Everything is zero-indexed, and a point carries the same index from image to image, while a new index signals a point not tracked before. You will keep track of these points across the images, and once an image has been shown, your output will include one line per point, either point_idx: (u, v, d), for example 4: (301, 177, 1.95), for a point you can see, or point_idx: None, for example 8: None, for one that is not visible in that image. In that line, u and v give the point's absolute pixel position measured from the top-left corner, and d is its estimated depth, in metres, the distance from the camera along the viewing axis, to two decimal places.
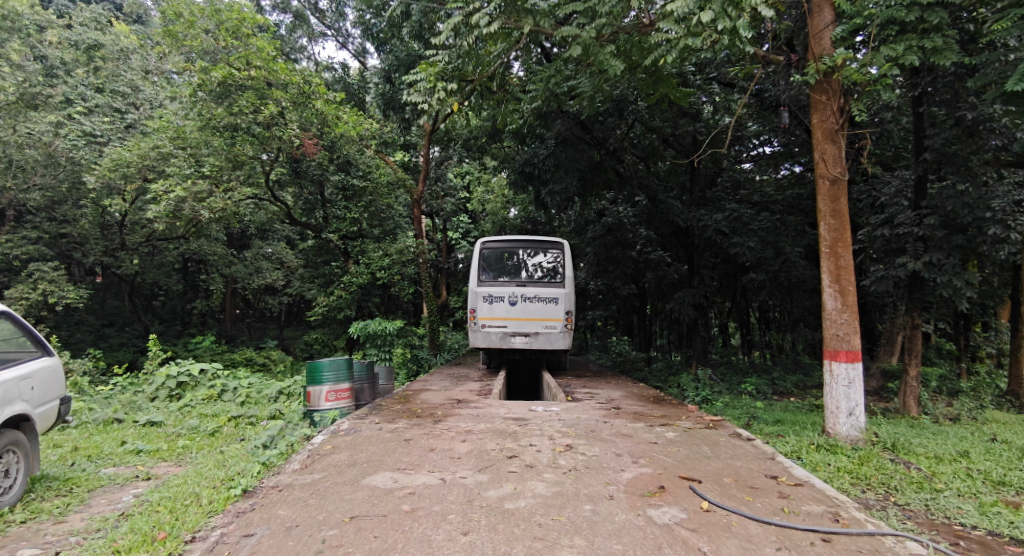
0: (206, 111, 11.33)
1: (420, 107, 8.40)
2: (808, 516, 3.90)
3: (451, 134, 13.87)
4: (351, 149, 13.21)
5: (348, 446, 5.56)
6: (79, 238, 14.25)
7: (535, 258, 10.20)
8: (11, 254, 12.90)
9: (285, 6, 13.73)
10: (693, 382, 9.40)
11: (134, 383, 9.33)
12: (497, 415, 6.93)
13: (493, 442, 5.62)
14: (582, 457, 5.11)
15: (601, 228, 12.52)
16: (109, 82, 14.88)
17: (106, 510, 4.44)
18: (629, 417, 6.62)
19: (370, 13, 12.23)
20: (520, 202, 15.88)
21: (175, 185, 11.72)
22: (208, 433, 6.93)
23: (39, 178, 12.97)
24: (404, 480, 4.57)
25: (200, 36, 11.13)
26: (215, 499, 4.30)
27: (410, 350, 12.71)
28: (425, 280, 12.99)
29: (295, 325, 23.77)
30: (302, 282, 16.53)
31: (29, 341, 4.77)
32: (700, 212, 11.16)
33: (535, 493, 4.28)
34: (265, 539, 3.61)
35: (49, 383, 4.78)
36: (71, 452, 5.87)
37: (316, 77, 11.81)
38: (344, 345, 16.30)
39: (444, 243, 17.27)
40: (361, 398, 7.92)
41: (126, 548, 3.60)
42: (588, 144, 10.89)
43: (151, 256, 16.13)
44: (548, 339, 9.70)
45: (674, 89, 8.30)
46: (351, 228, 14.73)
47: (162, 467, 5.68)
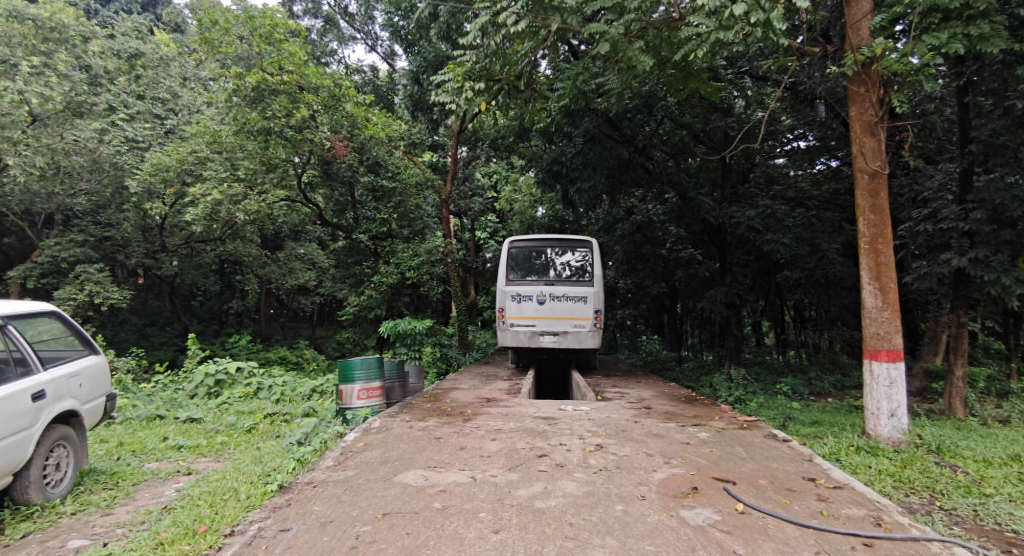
0: (241, 116, 11.52)
1: (448, 108, 8.46)
2: (848, 519, 3.80)
3: (479, 134, 13.95)
4: (380, 150, 13.36)
5: (380, 443, 5.62)
6: (122, 240, 14.81)
7: (563, 256, 10.16)
8: (59, 256, 13.48)
9: (316, 11, 14.01)
10: (725, 382, 9.24)
11: (175, 381, 9.62)
12: (526, 415, 6.90)
13: (523, 442, 5.62)
14: (613, 457, 5.07)
15: (630, 226, 12.26)
16: (149, 89, 15.52)
17: (150, 503, 4.59)
18: (661, 417, 6.54)
19: (398, 15, 12.32)
20: (548, 201, 15.86)
21: (212, 188, 12.10)
22: (245, 430, 7.11)
23: (85, 183, 13.46)
24: (435, 479, 4.60)
25: (234, 42, 11.35)
26: (253, 495, 4.41)
27: (439, 349, 12.83)
28: (454, 280, 13.06)
29: (328, 325, 24.13)
30: (334, 283, 16.78)
31: (77, 341, 5.00)
32: (732, 209, 10.92)
33: (566, 493, 4.26)
34: (301, 534, 3.68)
35: (95, 380, 4.97)
36: (116, 447, 6.08)
37: (346, 80, 11.98)
38: (374, 344, 16.51)
39: (472, 243, 17.34)
40: (392, 397, 8.02)
41: (169, 541, 3.71)
42: (617, 141, 10.83)
43: (190, 258, 16.57)
44: (577, 339, 9.65)
45: (705, 84, 8.18)
46: (381, 229, 14.91)
47: (202, 462, 5.84)
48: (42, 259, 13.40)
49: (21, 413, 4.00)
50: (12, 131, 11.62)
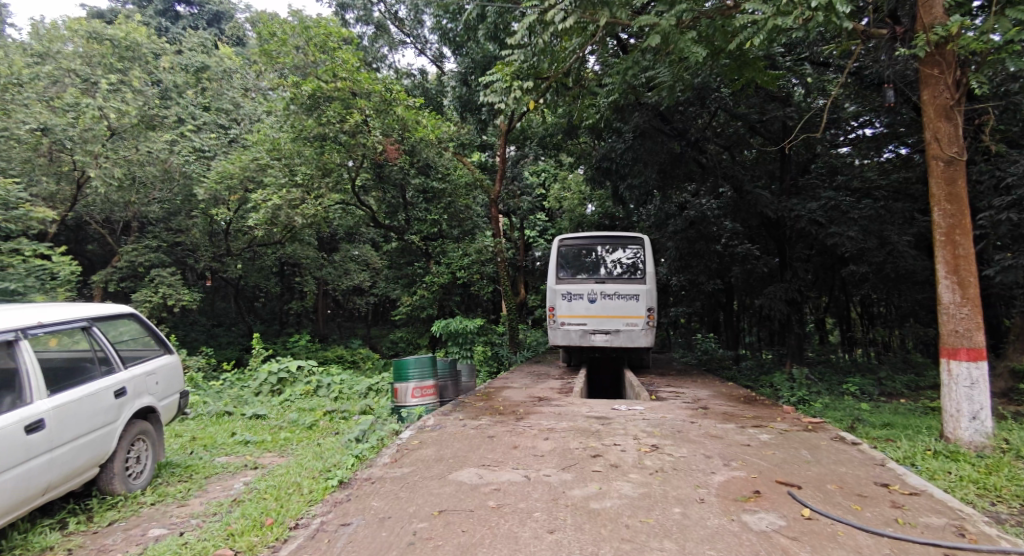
0: (299, 123, 12.04)
1: (496, 108, 8.47)
2: (927, 528, 3.58)
3: (527, 133, 14.01)
4: (430, 151, 13.58)
5: (435, 441, 5.72)
6: (191, 246, 15.64)
7: (613, 254, 10.02)
8: (136, 261, 14.38)
9: (367, 18, 14.20)
10: (787, 381, 8.90)
11: (241, 379, 10.07)
12: (579, 414, 6.85)
13: (577, 441, 5.58)
14: (670, 458, 4.96)
15: (684, 222, 11.95)
16: (214, 100, 16.29)
17: (221, 496, 4.82)
18: (719, 418, 6.37)
19: (447, 18, 12.25)
20: (599, 198, 15.73)
21: (273, 194, 12.63)
22: (307, 426, 7.37)
23: (157, 192, 14.28)
24: (489, 477, 4.64)
25: (291, 52, 11.81)
26: (315, 489, 4.56)
27: (490, 348, 12.95)
28: (504, 280, 13.11)
29: (382, 324, 24.66)
30: (387, 283, 17.16)
31: (153, 341, 5.32)
32: (792, 202, 10.49)
33: (621, 494, 4.20)
34: (361, 529, 3.78)
35: (170, 379, 5.27)
36: (190, 442, 6.43)
37: (397, 85, 12.19)
38: (427, 344, 16.78)
39: (522, 242, 17.32)
40: (446, 395, 8.13)
41: (238, 532, 3.87)
42: (669, 136, 10.64)
43: (253, 261, 17.22)
44: (630, 337, 9.51)
45: (762, 73, 7.89)
46: (431, 230, 15.18)
47: (267, 457, 6.09)
48: (122, 264, 14.31)
49: (105, 409, 4.27)
50: (93, 145, 12.39)
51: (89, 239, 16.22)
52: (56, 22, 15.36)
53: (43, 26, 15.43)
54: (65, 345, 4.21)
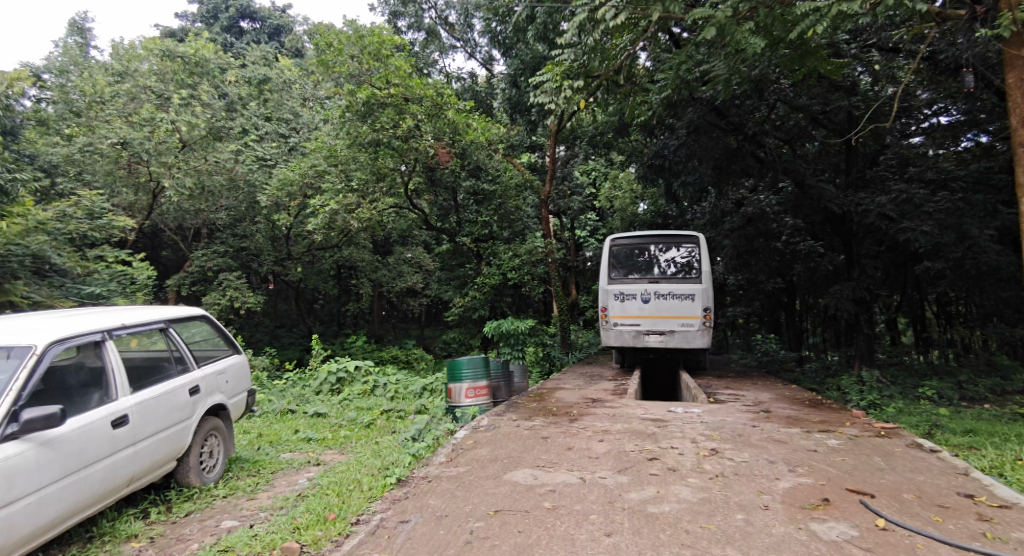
0: (354, 130, 12.37)
1: (546, 108, 8.52)
2: (1019, 544, 3.32)
3: (577, 132, 13.99)
4: (480, 154, 13.74)
5: (489, 441, 5.76)
6: (256, 250, 16.32)
7: (667, 253, 9.81)
8: (206, 266, 15.15)
9: (418, 24, 14.47)
10: (856, 384, 8.49)
11: (302, 378, 10.45)
12: (634, 416, 6.76)
13: (632, 443, 5.50)
14: (730, 463, 4.81)
15: (741, 219, 11.60)
16: (275, 111, 17.00)
17: (287, 490, 5.02)
18: (782, 422, 6.13)
19: (496, 21, 12.32)
20: (651, 196, 15.45)
21: (330, 199, 13.07)
22: (365, 425, 7.57)
23: (224, 200, 14.81)
24: (543, 478, 4.63)
25: (347, 61, 12.11)
26: (375, 486, 4.68)
27: (543, 348, 12.96)
28: (555, 280, 13.07)
29: (435, 325, 25.03)
30: (440, 285, 17.43)
31: (222, 342, 5.59)
32: (859, 195, 10.00)
33: (680, 499, 4.10)
34: (419, 527, 3.85)
35: (239, 377, 5.54)
36: (257, 438, 6.72)
37: (448, 89, 12.39)
38: (479, 344, 16.96)
39: (573, 242, 17.28)
40: (499, 396, 8.17)
41: (304, 525, 4.01)
42: (725, 130, 10.36)
43: (312, 264, 17.81)
44: (686, 338, 9.29)
45: (825, 62, 7.55)
46: (482, 231, 15.37)
47: (329, 454, 6.31)
48: (193, 269, 15.10)
49: (181, 405, 4.52)
50: (167, 156, 13.16)
51: (164, 245, 17.24)
52: (134, 43, 16.52)
53: (123, 46, 16.60)
54: (144, 345, 4.47)
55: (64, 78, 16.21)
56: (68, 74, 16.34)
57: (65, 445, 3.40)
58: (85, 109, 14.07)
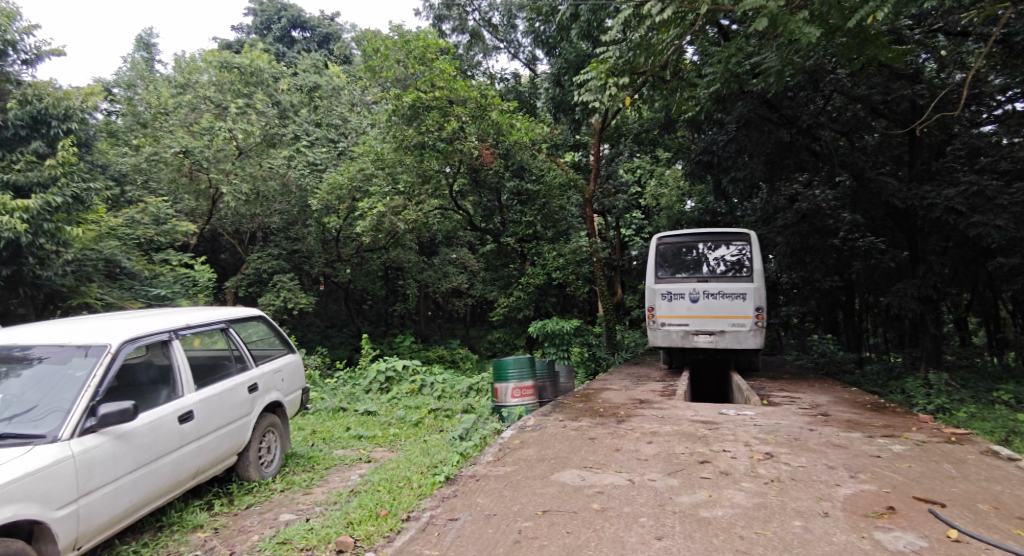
0: (400, 134, 12.60)
1: (591, 106, 8.51)
2: None
3: (621, 130, 13.80)
4: (524, 154, 13.76)
5: (535, 441, 5.76)
6: (307, 252, 16.82)
7: (716, 250, 9.56)
8: (262, 268, 15.73)
9: (462, 27, 14.57)
10: (922, 388, 8.05)
11: (352, 377, 10.70)
12: (684, 418, 6.63)
13: (682, 446, 5.39)
14: (786, 468, 4.65)
15: (795, 215, 11.16)
16: (325, 116, 17.48)
17: (340, 486, 5.15)
18: (842, 426, 5.89)
19: (539, 21, 12.33)
20: (699, 193, 15.06)
21: (378, 202, 13.32)
22: (413, 423, 7.70)
23: (278, 205, 15.30)
24: (591, 479, 4.59)
25: (393, 65, 12.47)
26: (424, 484, 4.74)
27: (588, 349, 12.88)
28: (601, 279, 12.94)
29: (480, 325, 25.18)
30: (484, 286, 17.53)
31: (278, 341, 5.79)
32: (924, 189, 9.50)
33: (734, 503, 4.00)
34: (468, 524, 3.88)
35: (294, 375, 5.73)
36: (311, 435, 6.93)
37: (491, 90, 12.50)
38: (524, 344, 16.98)
39: (618, 241, 17.07)
40: (545, 396, 8.14)
41: (357, 520, 4.11)
42: (777, 124, 10.15)
43: (361, 266, 18.21)
44: (737, 339, 9.04)
45: (886, 50, 7.21)
46: (527, 231, 15.40)
47: (379, 452, 6.44)
48: (249, 271, 15.70)
49: (240, 402, 4.71)
50: (225, 163, 13.98)
51: (223, 248, 18.01)
52: (194, 55, 17.36)
53: (184, 59, 17.48)
54: (206, 344, 4.67)
55: (132, 91, 17.18)
56: (135, 87, 17.30)
57: (136, 439, 3.59)
58: (151, 120, 14.90)
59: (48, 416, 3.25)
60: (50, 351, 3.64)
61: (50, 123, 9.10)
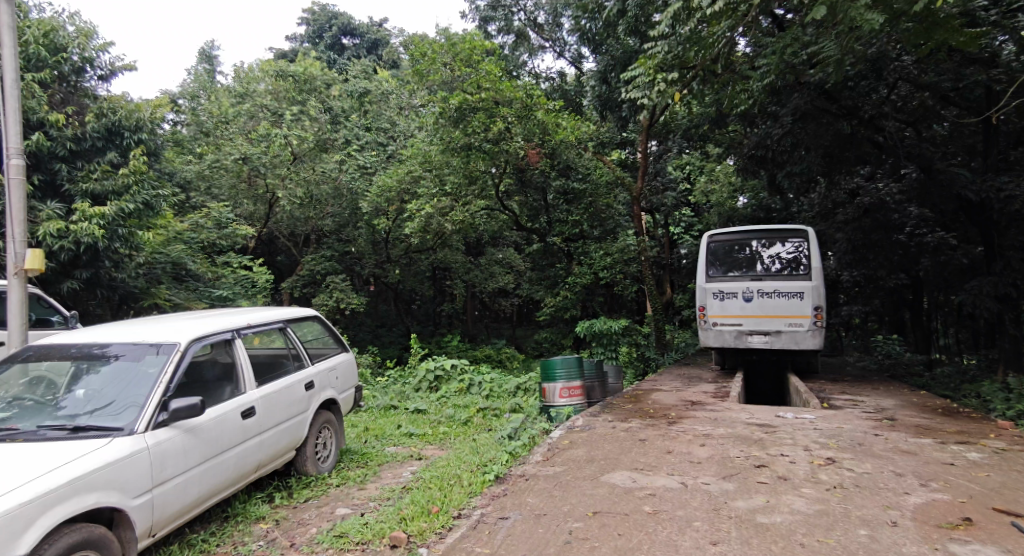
0: (447, 135, 12.74)
1: (639, 103, 8.40)
2: None
3: (670, 126, 13.52)
4: (570, 153, 13.70)
5: (584, 442, 5.71)
6: (358, 253, 17.25)
7: (771, 248, 9.26)
8: (315, 269, 16.22)
9: (508, 27, 14.61)
10: (1000, 392, 7.55)
11: (402, 375, 10.91)
12: (738, 420, 6.44)
13: (737, 449, 5.24)
14: (850, 474, 4.45)
15: (856, 209, 10.84)
16: (375, 120, 17.82)
17: (393, 482, 5.26)
18: (911, 431, 5.59)
19: (585, 18, 12.22)
20: (752, 189, 14.60)
21: (425, 203, 13.54)
22: (462, 422, 7.78)
23: (330, 208, 15.70)
24: (643, 481, 4.53)
25: (440, 69, 12.63)
26: (474, 482, 4.78)
27: (637, 349, 12.71)
28: (649, 278, 12.73)
29: (526, 325, 25.19)
30: (531, 286, 17.48)
31: (332, 340, 5.96)
32: (1001, 180, 8.97)
33: (793, 509, 3.85)
34: (518, 524, 3.89)
35: (347, 374, 5.89)
36: (364, 432, 7.10)
37: (537, 90, 12.51)
38: (572, 344, 16.90)
39: (667, 239, 16.76)
40: (593, 396, 8.07)
41: (410, 517, 4.17)
42: (836, 116, 9.79)
43: (409, 266, 18.53)
44: (794, 339, 8.72)
45: (958, 34, 6.78)
46: (573, 230, 15.33)
47: (429, 449, 6.53)
48: (304, 272, 16.20)
49: (298, 399, 4.87)
50: (281, 168, 14.41)
51: (279, 251, 18.68)
52: (252, 65, 18.10)
53: (243, 69, 18.25)
54: (265, 343, 4.85)
55: (195, 101, 18.07)
56: (198, 98, 18.18)
57: (203, 433, 3.76)
58: (213, 129, 15.66)
59: (125, 411, 3.43)
60: (126, 349, 3.85)
61: (123, 134, 9.61)
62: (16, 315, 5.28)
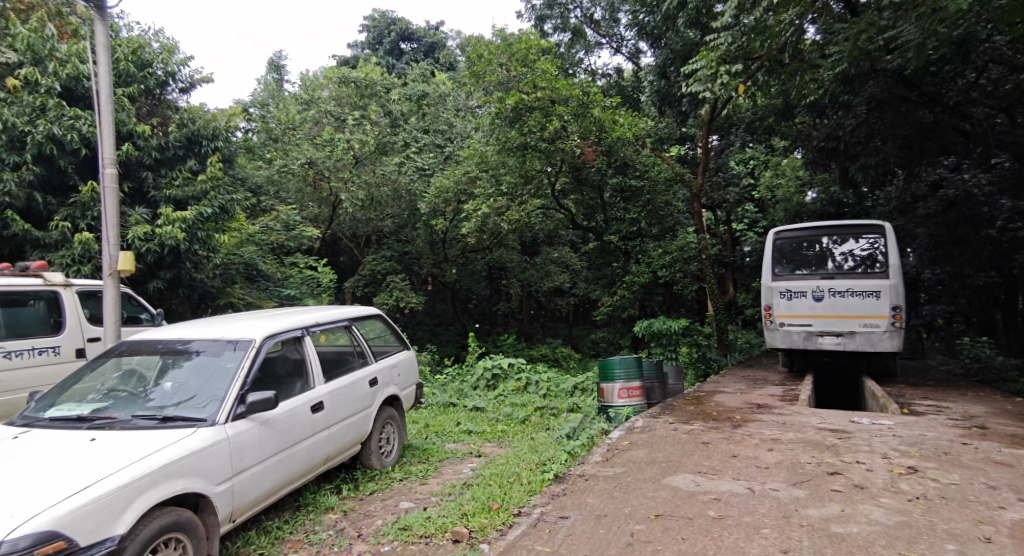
0: (503, 135, 12.79)
1: (701, 97, 8.18)
2: None
3: (732, 120, 13.07)
4: (627, 150, 13.51)
5: (645, 443, 5.61)
6: (416, 253, 17.63)
7: (843, 245, 8.81)
8: (376, 269, 16.69)
9: (565, 25, 14.56)
10: None
11: (460, 373, 11.06)
12: (809, 425, 6.16)
13: (808, 455, 5.01)
14: (934, 485, 4.17)
15: (939, 203, 10.39)
16: (432, 122, 18.11)
17: (453, 478, 5.34)
18: (1004, 441, 5.18)
19: (644, 12, 12.00)
20: (822, 182, 13.92)
21: (482, 204, 13.67)
22: (520, 421, 7.80)
23: (390, 210, 16.09)
24: (707, 485, 4.40)
25: (496, 69, 12.73)
26: (534, 481, 4.79)
27: (698, 349, 12.37)
28: (710, 276, 12.35)
29: (582, 324, 25.00)
30: (587, 285, 17.31)
31: (393, 338, 6.12)
32: None
33: (871, 520, 3.65)
34: (578, 524, 3.87)
35: (408, 371, 6.03)
36: (425, 428, 7.24)
37: (594, 87, 12.40)
38: (629, 344, 16.64)
39: (729, 236, 16.25)
40: (653, 397, 7.90)
41: (471, 512, 4.23)
42: (916, 103, 9.22)
43: (466, 266, 18.75)
44: (869, 341, 8.26)
45: None
46: (631, 229, 15.10)
47: (488, 447, 6.60)
48: (365, 272, 16.70)
49: (362, 395, 5.03)
50: (343, 171, 14.87)
51: (342, 251, 19.31)
52: (317, 73, 18.84)
53: (308, 76, 19.00)
54: (332, 341, 5.03)
55: (265, 109, 18.99)
56: (268, 106, 19.08)
57: (277, 425, 3.94)
58: (281, 135, 16.41)
59: (206, 403, 3.64)
60: (206, 346, 4.09)
61: (201, 142, 10.23)
62: (110, 312, 5.71)
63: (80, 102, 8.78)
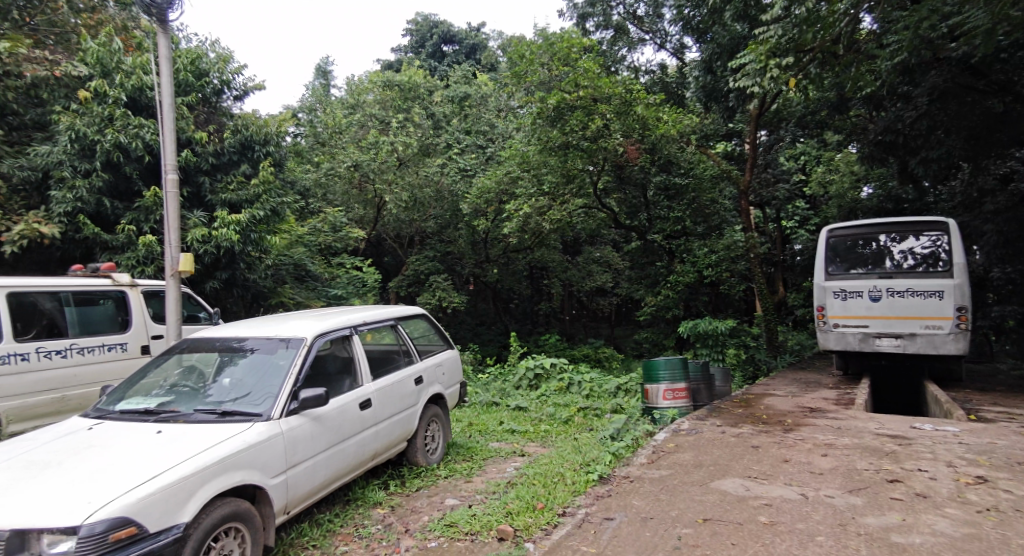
0: (544, 135, 12.77)
1: (749, 92, 7.98)
2: None
3: (781, 114, 12.66)
4: (672, 148, 13.28)
5: (692, 446, 5.51)
6: (459, 253, 17.81)
7: (902, 242, 8.42)
8: (420, 269, 16.94)
9: (607, 22, 14.43)
10: None
11: (502, 373, 11.10)
12: (866, 430, 5.91)
13: (865, 461, 4.81)
14: (1006, 496, 3.93)
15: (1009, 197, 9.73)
16: (474, 123, 18.23)
17: (498, 476, 5.37)
18: None
19: (688, 6, 11.78)
20: (878, 177, 13.33)
21: (525, 203, 13.68)
22: (563, 421, 7.77)
23: (433, 211, 16.30)
24: (758, 490, 4.28)
25: (538, 69, 12.74)
26: (578, 481, 4.77)
27: (746, 351, 12.03)
28: (759, 276, 12.01)
29: (625, 325, 24.71)
30: (631, 284, 17.08)
31: (437, 337, 6.20)
32: None
33: (936, 531, 3.47)
34: (624, 525, 3.82)
35: (452, 370, 6.10)
36: (469, 427, 7.30)
37: (637, 84, 12.22)
38: (673, 345, 16.36)
39: (778, 234, 15.76)
40: (699, 399, 7.74)
41: (516, 511, 4.25)
42: (984, 92, 8.83)
43: (507, 266, 18.81)
44: (931, 343, 7.86)
45: None
46: (675, 227, 14.84)
47: (531, 446, 6.60)
48: (409, 272, 16.97)
49: (408, 393, 5.11)
50: (387, 174, 15.14)
51: (386, 252, 19.67)
52: (362, 78, 19.27)
53: (354, 81, 19.45)
54: (378, 340, 5.13)
55: (313, 114, 19.54)
56: (315, 111, 19.63)
57: (328, 421, 4.05)
58: (329, 139, 16.86)
59: (262, 399, 3.77)
60: (261, 344, 4.24)
61: (254, 147, 10.61)
62: (171, 311, 5.99)
63: (144, 111, 9.23)
